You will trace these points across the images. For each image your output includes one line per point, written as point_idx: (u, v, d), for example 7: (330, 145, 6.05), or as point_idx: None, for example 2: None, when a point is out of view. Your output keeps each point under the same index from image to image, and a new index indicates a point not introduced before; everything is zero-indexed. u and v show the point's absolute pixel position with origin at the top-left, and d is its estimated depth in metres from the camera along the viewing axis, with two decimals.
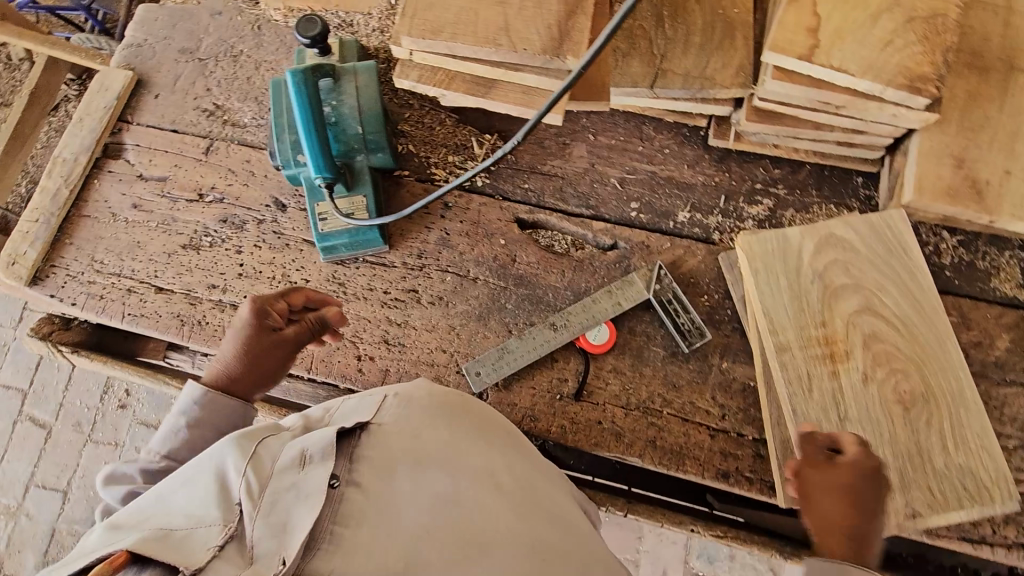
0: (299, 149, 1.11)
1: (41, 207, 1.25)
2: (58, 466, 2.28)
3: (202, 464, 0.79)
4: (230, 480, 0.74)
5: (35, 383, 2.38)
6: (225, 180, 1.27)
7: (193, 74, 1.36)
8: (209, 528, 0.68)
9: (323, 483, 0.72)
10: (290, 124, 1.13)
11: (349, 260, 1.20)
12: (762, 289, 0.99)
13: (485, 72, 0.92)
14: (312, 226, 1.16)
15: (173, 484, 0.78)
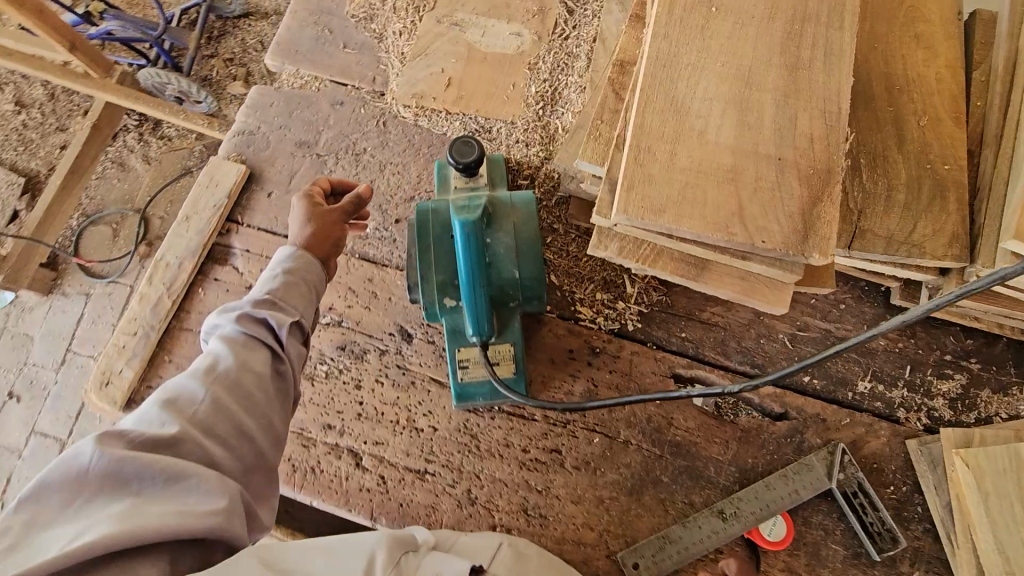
0: (449, 292, 0.98)
1: (140, 319, 1.12)
2: None
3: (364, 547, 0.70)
4: None
5: (74, 433, 2.24)
6: (343, 300, 1.14)
7: (311, 171, 1.23)
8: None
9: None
10: (437, 261, 0.99)
11: (483, 408, 1.07)
12: (992, 521, 0.88)
13: (704, 256, 0.80)
14: (449, 372, 1.04)
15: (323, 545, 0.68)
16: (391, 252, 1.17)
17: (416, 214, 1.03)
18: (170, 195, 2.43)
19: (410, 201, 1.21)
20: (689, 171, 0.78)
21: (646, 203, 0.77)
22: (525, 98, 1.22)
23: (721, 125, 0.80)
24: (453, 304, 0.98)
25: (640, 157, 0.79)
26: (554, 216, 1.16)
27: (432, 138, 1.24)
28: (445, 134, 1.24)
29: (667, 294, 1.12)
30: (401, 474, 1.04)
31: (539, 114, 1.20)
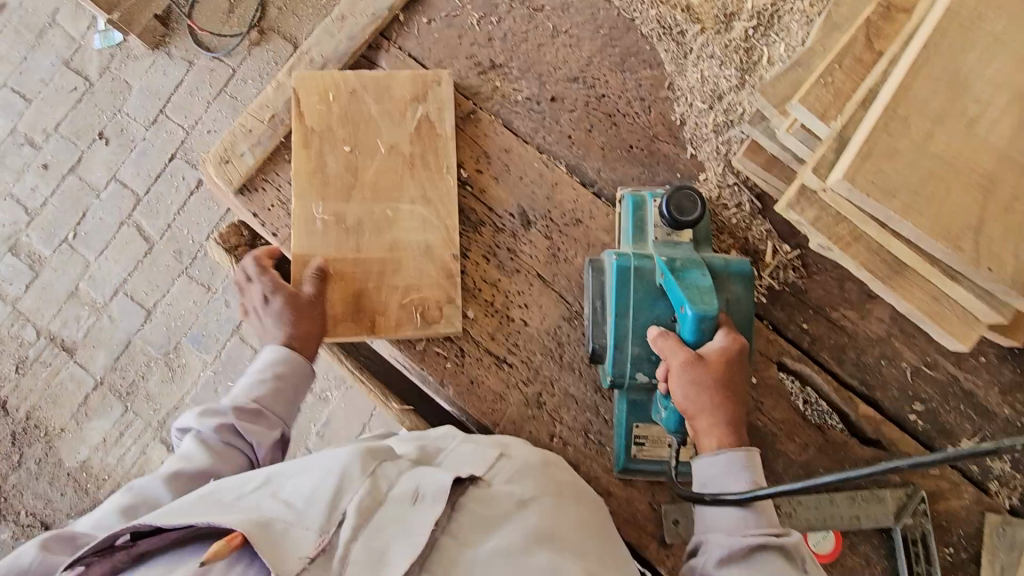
0: (642, 369, 0.90)
1: (272, 107, 1.07)
2: (150, 284, 2.26)
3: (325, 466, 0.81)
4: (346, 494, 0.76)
5: (151, 194, 2.31)
6: (475, 162, 1.07)
7: (479, 12, 1.11)
8: (303, 533, 0.72)
9: (427, 529, 0.74)
10: (635, 327, 0.91)
11: (644, 485, 0.98)
12: None
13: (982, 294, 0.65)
14: (619, 440, 0.97)
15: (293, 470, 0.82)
16: (535, 130, 1.08)
17: (610, 266, 0.94)
18: None
19: (573, 83, 1.09)
20: (939, 160, 0.66)
21: (880, 178, 0.66)
22: (736, 8, 1.06)
23: (998, 120, 0.67)
24: (644, 380, 0.91)
25: (892, 123, 0.67)
26: (720, 154, 1.05)
27: (619, 21, 1.10)
28: (634, 22, 1.10)
29: (804, 278, 1.03)
30: (480, 354, 1.02)
31: (748, 35, 1.04)
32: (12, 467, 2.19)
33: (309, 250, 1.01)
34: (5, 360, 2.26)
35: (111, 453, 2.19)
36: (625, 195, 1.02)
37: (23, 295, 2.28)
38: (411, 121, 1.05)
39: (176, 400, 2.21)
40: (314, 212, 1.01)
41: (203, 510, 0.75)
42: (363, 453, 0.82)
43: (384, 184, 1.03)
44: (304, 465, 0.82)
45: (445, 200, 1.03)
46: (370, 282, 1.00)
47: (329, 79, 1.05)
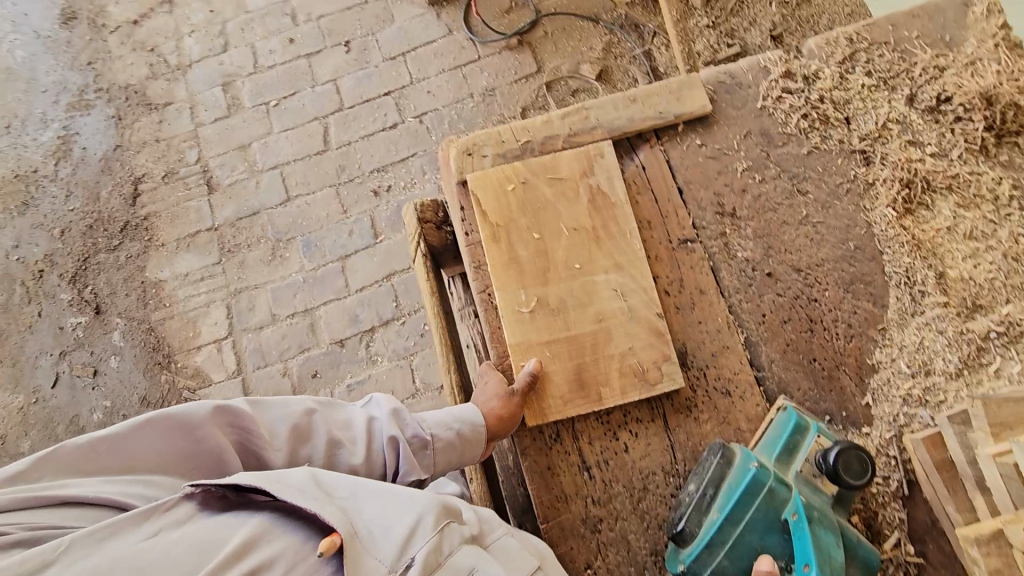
0: None
1: (532, 134, 1.14)
2: (306, 177, 2.46)
3: (407, 494, 0.86)
4: (418, 539, 0.81)
5: (352, 109, 2.54)
6: (668, 283, 1.08)
7: (747, 163, 1.14)
8: (377, 564, 0.78)
9: None
10: (733, 543, 0.86)
11: None
12: None
13: None
14: None
15: (376, 486, 0.87)
16: (737, 290, 1.08)
17: (744, 472, 0.88)
18: (566, 24, 2.63)
19: (795, 272, 1.08)
20: None
21: None
22: (987, 305, 1.02)
23: None
24: None
25: None
26: (894, 423, 1.00)
27: (868, 246, 1.09)
28: (882, 256, 1.08)
29: None
30: (570, 448, 1.02)
31: (987, 335, 1.00)
32: (109, 248, 2.42)
33: (522, 340, 1.03)
34: (161, 163, 2.52)
35: (184, 288, 2.36)
36: (789, 409, 0.95)
37: (208, 124, 2.56)
38: (586, 198, 1.09)
39: (260, 281, 2.35)
40: (520, 302, 1.05)
41: (312, 496, 0.81)
42: (440, 507, 0.86)
43: (576, 261, 1.06)
44: (387, 490, 0.86)
45: (635, 265, 1.06)
46: (588, 357, 1.02)
47: (503, 172, 1.11)
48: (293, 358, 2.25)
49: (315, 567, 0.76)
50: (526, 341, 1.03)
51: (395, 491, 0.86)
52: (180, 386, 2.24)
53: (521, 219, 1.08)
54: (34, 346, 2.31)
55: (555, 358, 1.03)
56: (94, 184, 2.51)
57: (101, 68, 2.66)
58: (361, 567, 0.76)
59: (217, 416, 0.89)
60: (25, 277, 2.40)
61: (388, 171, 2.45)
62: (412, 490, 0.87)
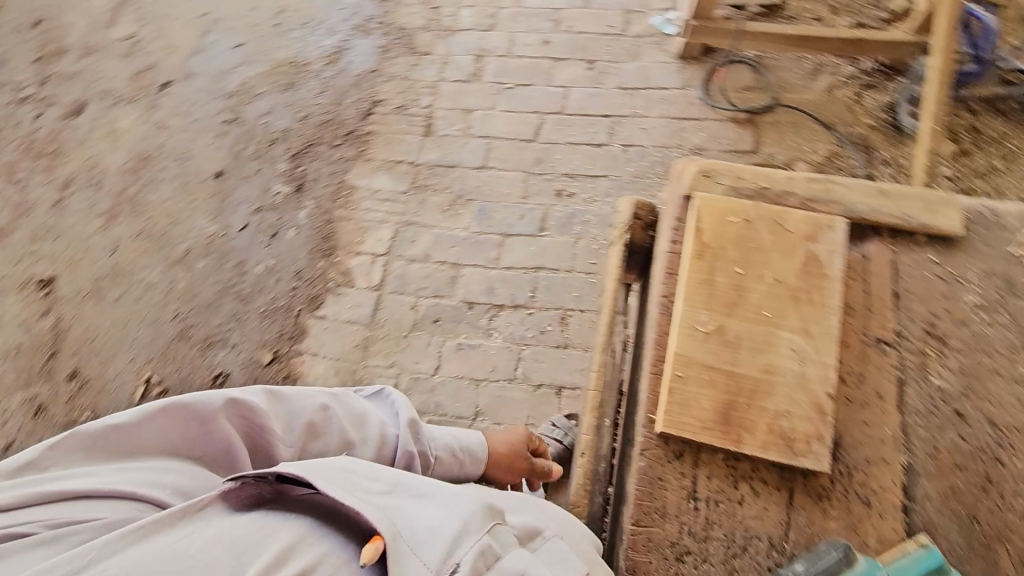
0: None
1: (771, 182, 1.19)
2: (506, 156, 2.69)
3: (449, 497, 0.96)
4: (461, 543, 0.89)
5: (570, 116, 2.76)
6: (847, 372, 1.06)
7: (978, 298, 1.09)
8: (421, 563, 0.87)
9: None
10: None
11: None
12: None
13: None
14: None
15: (419, 489, 0.98)
16: (917, 413, 1.03)
17: None
18: (798, 119, 2.64)
19: (989, 425, 1.01)
20: None
21: None
22: None
23: None
24: None
25: None
26: None
27: None
28: None
29: None
30: (686, 473, 1.02)
31: None
32: (330, 145, 2.83)
33: (685, 353, 1.06)
34: (399, 97, 2.92)
35: (370, 201, 2.66)
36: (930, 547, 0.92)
37: (448, 82, 2.92)
38: (800, 258, 1.11)
39: (430, 223, 2.58)
40: (698, 319, 1.08)
41: (358, 493, 0.94)
42: (483, 510, 0.95)
43: (767, 309, 1.08)
44: (426, 493, 0.97)
45: (824, 339, 1.05)
46: (742, 399, 1.02)
47: (731, 204, 1.17)
48: (425, 297, 2.42)
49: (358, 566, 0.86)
50: (691, 355, 1.06)
51: (440, 493, 0.97)
52: (329, 276, 2.52)
53: (730, 250, 1.13)
54: (243, 193, 2.75)
55: (710, 384, 1.04)
56: (343, 92, 2.97)
57: (391, 9, 3.18)
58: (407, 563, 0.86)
59: (227, 407, 1.06)
60: (262, 140, 2.88)
61: (577, 180, 2.60)
62: (454, 494, 0.97)
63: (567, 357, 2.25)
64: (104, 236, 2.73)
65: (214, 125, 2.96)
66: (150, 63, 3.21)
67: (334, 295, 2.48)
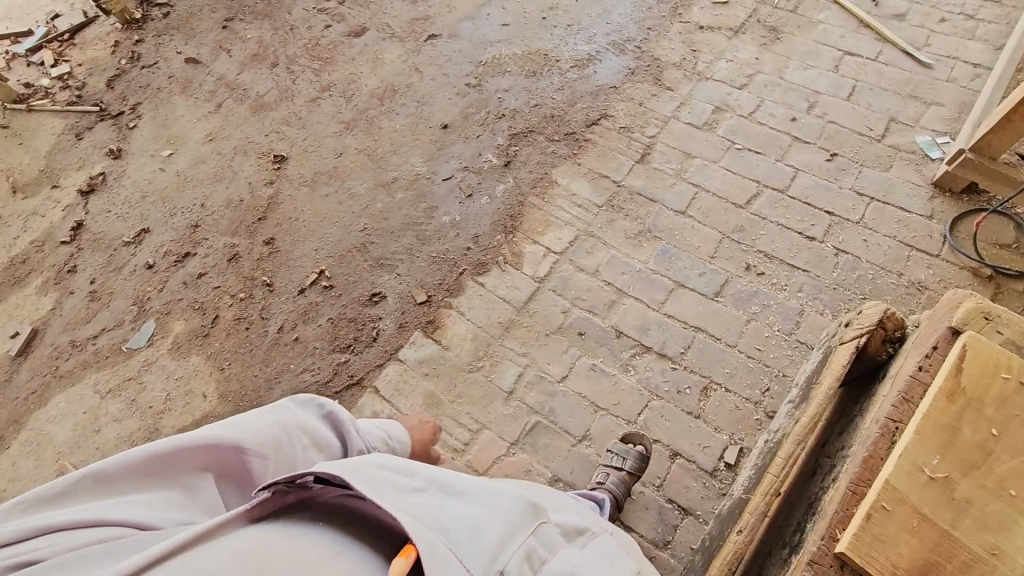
0: None
1: None
2: (709, 211, 2.63)
3: (480, 504, 1.03)
4: (503, 550, 0.95)
5: (790, 199, 2.63)
6: None
7: None
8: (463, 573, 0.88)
9: None
10: None
11: None
12: None
13: None
14: None
15: (446, 500, 1.03)
16: None
17: None
18: None
19: None
20: None
21: None
22: None
23: None
24: None
25: None
26: None
27: None
28: None
29: None
30: None
31: None
32: (549, 138, 2.96)
33: (897, 487, 0.97)
34: (628, 119, 2.98)
35: (564, 200, 2.75)
36: None
37: (680, 122, 2.93)
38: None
39: (610, 243, 2.60)
40: (925, 459, 0.97)
41: (388, 494, 0.98)
42: (521, 509, 1.03)
43: (1013, 487, 0.94)
44: (460, 501, 1.03)
45: None
46: (950, 566, 0.90)
47: (1006, 357, 1.03)
48: (579, 308, 2.44)
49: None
50: (903, 491, 0.96)
51: (470, 505, 1.02)
52: (501, 251, 2.63)
53: (989, 405, 1.00)
54: (458, 151, 2.97)
55: (917, 533, 0.93)
56: (579, 97, 3.09)
57: (652, 39, 3.26)
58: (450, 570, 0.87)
59: (195, 443, 1.02)
60: (492, 111, 3.09)
61: (774, 263, 2.47)
62: (482, 506, 1.02)
63: (694, 427, 2.14)
64: (336, 141, 3.10)
65: (457, 84, 3.23)
66: (428, 15, 3.58)
67: (498, 269, 2.58)
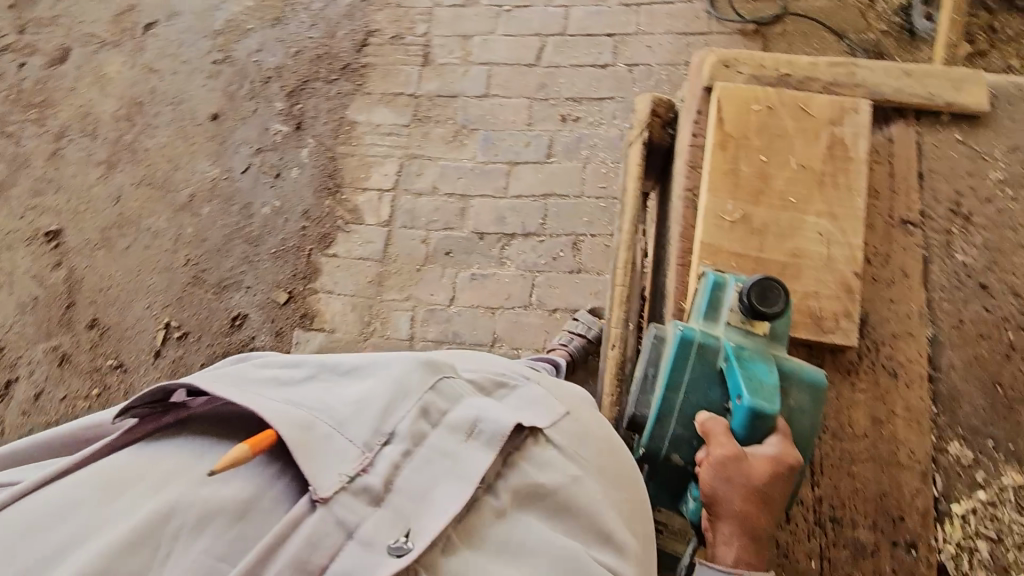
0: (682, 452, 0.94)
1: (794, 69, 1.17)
2: (508, 82, 2.61)
3: (372, 369, 0.82)
4: (391, 413, 0.76)
5: (572, 38, 2.66)
6: (875, 253, 1.07)
7: (1002, 175, 1.10)
8: (346, 446, 0.72)
9: (481, 469, 0.73)
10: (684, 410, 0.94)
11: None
12: None
13: None
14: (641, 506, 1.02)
15: (330, 375, 0.83)
16: (942, 286, 1.05)
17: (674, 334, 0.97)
18: (808, 28, 2.55)
19: (1013, 296, 1.04)
20: None
21: None
22: None
23: None
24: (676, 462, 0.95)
25: None
26: None
27: None
28: None
29: None
30: None
31: None
32: (326, 81, 2.73)
33: (712, 242, 1.06)
34: (394, 27, 2.80)
35: (371, 136, 2.61)
36: (711, 270, 1.01)
37: (444, 8, 2.80)
38: (825, 143, 1.11)
39: (434, 155, 2.54)
40: (723, 207, 1.08)
41: (254, 387, 0.78)
42: (421, 367, 0.81)
43: (792, 195, 1.08)
44: (349, 373, 0.83)
45: (850, 220, 1.06)
46: None
47: (752, 94, 1.15)
48: (436, 230, 2.42)
49: (261, 479, 0.71)
50: (716, 243, 1.06)
51: (362, 371, 0.83)
52: (336, 214, 2.50)
53: (752, 140, 1.12)
54: (242, 136, 2.69)
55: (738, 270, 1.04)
56: (336, 25, 2.83)
57: None
58: (306, 454, 0.70)
59: None
60: (256, 79, 2.79)
61: (583, 103, 2.53)
62: (375, 367, 0.82)
63: (580, 281, 2.27)
64: (106, 186, 2.70)
65: (205, 66, 2.86)
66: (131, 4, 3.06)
67: (343, 232, 2.47)
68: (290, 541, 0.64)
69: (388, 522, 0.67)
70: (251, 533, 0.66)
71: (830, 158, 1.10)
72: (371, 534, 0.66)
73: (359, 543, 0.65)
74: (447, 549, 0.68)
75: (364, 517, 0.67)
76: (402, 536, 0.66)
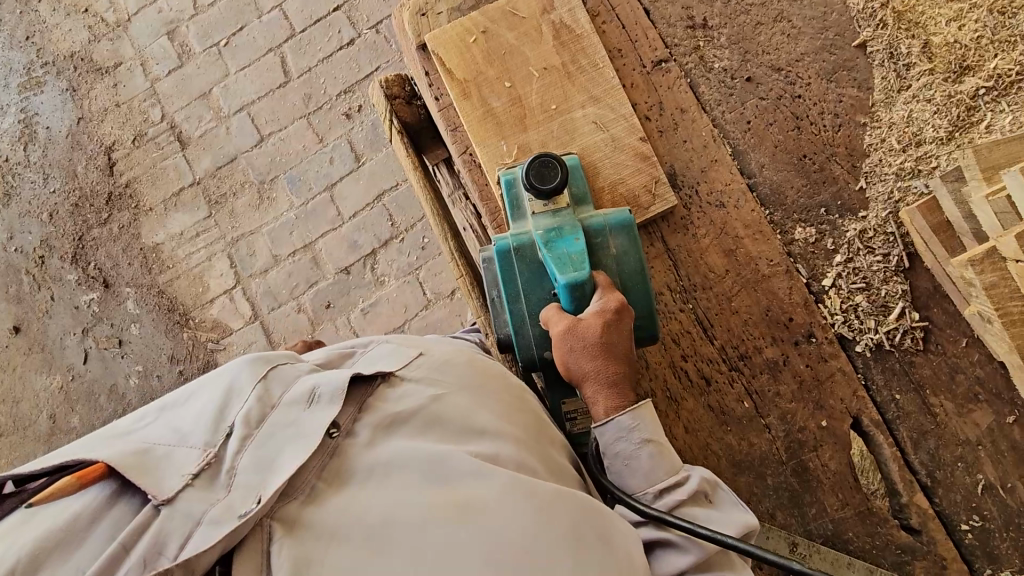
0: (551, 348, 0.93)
1: None
2: (274, 113, 2.39)
3: (208, 381, 0.78)
4: (227, 410, 0.72)
5: (305, 33, 2.43)
6: (650, 108, 1.07)
7: None
8: (188, 451, 0.68)
9: (324, 425, 0.71)
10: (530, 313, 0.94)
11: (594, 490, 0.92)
12: None
13: None
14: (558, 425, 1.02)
15: (163, 408, 0.77)
16: (719, 103, 1.07)
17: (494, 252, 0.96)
18: None
19: (775, 73, 1.06)
20: None
21: None
22: (974, 64, 1.00)
23: None
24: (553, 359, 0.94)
25: None
26: (890, 199, 1.00)
27: (848, 28, 1.06)
28: (862, 36, 1.05)
29: (925, 346, 0.98)
30: None
31: (976, 94, 0.98)
32: (100, 222, 2.41)
33: None
34: (127, 127, 2.46)
35: (183, 247, 2.37)
36: (501, 172, 1.00)
37: (164, 78, 2.47)
38: (550, 35, 1.07)
39: (254, 227, 2.35)
40: (500, 151, 1.04)
41: (86, 442, 0.70)
42: (253, 363, 0.78)
43: (551, 101, 1.05)
44: (184, 396, 0.77)
45: (611, 94, 1.05)
46: None
47: (461, 27, 1.08)
48: (304, 293, 2.29)
49: (101, 498, 0.63)
50: None
51: (197, 389, 0.78)
52: (203, 339, 2.31)
53: (487, 73, 1.06)
54: (57, 328, 2.37)
55: None
56: (69, 162, 2.46)
57: (39, 41, 2.55)
58: (139, 470, 0.64)
59: None
60: (28, 265, 2.42)
61: (356, 91, 2.37)
62: (209, 380, 0.78)
63: None
64: None
65: None
66: None
67: (222, 351, 2.30)
68: (140, 548, 0.58)
69: (239, 496, 0.64)
70: (107, 539, 0.60)
71: (562, 46, 1.07)
72: (223, 508, 0.62)
73: (207, 523, 0.60)
74: (309, 499, 0.67)
75: (213, 503, 0.63)
76: (254, 502, 0.63)
